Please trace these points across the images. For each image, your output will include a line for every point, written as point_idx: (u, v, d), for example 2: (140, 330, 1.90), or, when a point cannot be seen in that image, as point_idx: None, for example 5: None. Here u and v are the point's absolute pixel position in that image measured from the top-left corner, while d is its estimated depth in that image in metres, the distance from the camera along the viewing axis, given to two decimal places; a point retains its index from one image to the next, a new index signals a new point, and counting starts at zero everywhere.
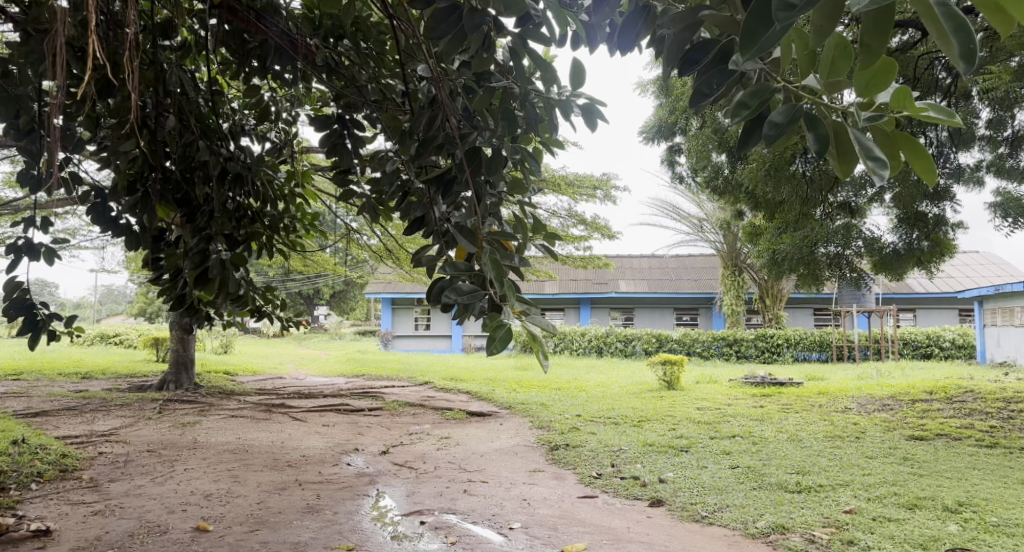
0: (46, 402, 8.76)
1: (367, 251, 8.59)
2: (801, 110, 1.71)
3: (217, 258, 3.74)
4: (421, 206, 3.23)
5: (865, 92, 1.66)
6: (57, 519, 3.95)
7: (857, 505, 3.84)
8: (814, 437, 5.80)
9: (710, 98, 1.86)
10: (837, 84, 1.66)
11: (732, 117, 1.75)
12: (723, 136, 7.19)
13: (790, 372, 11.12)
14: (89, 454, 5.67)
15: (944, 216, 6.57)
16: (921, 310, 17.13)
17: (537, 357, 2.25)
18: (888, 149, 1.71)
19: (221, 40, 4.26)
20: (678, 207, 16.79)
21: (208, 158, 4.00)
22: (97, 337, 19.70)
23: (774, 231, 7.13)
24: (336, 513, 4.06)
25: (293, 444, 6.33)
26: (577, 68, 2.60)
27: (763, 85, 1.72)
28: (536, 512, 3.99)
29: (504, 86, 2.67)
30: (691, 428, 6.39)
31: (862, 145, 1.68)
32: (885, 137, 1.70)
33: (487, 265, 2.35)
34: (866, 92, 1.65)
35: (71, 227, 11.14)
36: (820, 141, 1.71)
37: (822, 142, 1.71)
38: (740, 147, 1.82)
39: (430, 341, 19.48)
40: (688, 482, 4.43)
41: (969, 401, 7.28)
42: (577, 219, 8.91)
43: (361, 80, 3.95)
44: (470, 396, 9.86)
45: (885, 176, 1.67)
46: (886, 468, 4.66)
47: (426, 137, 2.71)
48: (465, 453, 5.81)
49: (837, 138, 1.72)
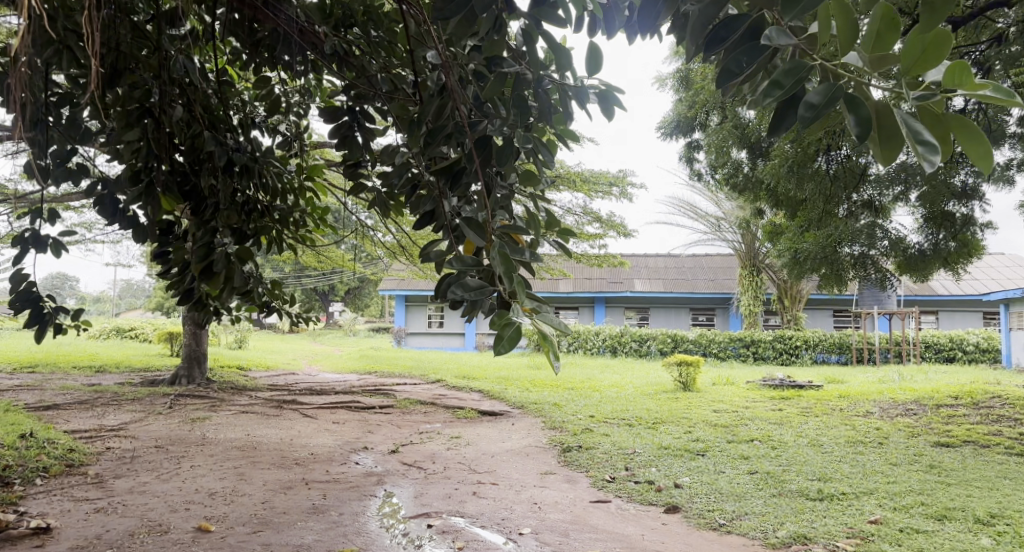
0: (58, 395, 8.73)
1: (380, 247, 8.49)
2: (839, 92, 1.57)
3: (221, 252, 3.60)
4: (431, 199, 3.10)
5: (913, 70, 1.52)
6: (58, 516, 3.86)
7: (882, 515, 3.69)
8: (836, 443, 5.63)
9: (739, 77, 1.73)
10: (884, 60, 1.53)
11: (763, 98, 1.60)
12: (744, 132, 7.03)
13: (808, 374, 10.92)
14: (96, 449, 5.60)
15: (972, 215, 6.38)
16: (943, 312, 16.82)
17: (548, 358, 2.12)
18: (939, 131, 1.57)
19: (229, 29, 4.15)
20: (695, 206, 16.59)
21: (215, 149, 3.86)
22: (113, 330, 19.77)
23: (796, 230, 6.96)
24: (342, 514, 3.96)
25: (301, 441, 6.23)
26: (594, 52, 2.46)
27: (798, 64, 1.57)
28: (548, 517, 3.86)
29: (517, 73, 2.51)
30: (708, 431, 6.24)
31: (910, 128, 1.54)
32: (935, 119, 1.56)
33: (495, 260, 2.21)
34: (914, 69, 1.52)
35: (86, 220, 11.13)
36: (861, 124, 1.57)
37: (864, 126, 1.57)
38: (772, 131, 1.67)
39: (443, 339, 19.40)
40: (705, 488, 4.29)
41: (996, 407, 7.07)
42: (592, 216, 8.77)
43: (371, 71, 3.78)
44: (483, 395, 9.75)
45: (936, 163, 1.53)
46: (912, 476, 4.50)
47: (435, 126, 2.56)
48: (476, 453, 5.69)
49: (880, 120, 1.57)
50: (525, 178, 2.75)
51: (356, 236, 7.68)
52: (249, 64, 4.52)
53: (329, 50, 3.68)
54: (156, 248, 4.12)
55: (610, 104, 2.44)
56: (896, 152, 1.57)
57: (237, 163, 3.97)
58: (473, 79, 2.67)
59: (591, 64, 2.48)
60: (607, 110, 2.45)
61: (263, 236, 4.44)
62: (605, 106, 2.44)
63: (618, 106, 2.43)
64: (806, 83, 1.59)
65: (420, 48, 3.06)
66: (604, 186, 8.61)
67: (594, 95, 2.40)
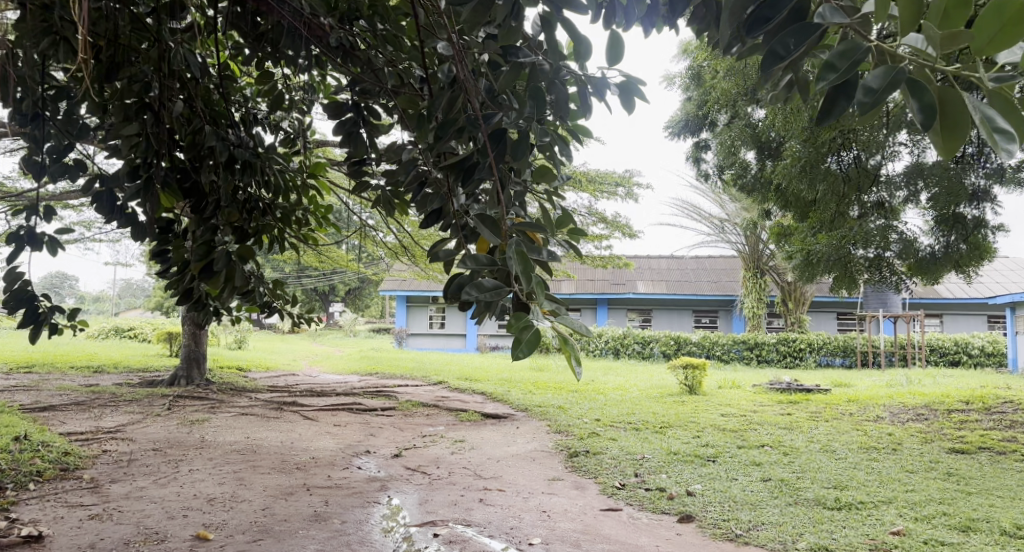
0: (55, 396, 8.61)
1: (382, 247, 8.37)
2: (901, 75, 1.47)
3: (222, 250, 3.48)
4: (439, 197, 3.00)
5: (986, 50, 1.44)
6: (51, 523, 3.74)
7: (904, 526, 3.58)
8: (848, 448, 5.52)
9: (786, 60, 1.61)
10: (954, 38, 1.42)
11: (817, 80, 1.51)
12: (755, 132, 6.91)
13: (814, 378, 10.80)
14: (92, 452, 5.48)
15: (984, 217, 6.20)
16: (948, 315, 16.72)
17: (569, 363, 2.00)
18: (1014, 116, 1.46)
19: (232, 22, 4.04)
20: (699, 207, 16.47)
21: (215, 144, 3.73)
22: (112, 330, 19.63)
23: (806, 231, 6.83)
24: (344, 522, 3.84)
25: (302, 445, 6.11)
26: (616, 42, 2.35)
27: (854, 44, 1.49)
28: (558, 526, 3.75)
29: (533, 63, 2.39)
30: (716, 436, 6.13)
31: (983, 114, 1.44)
32: (1008, 103, 1.46)
33: (512, 259, 2.08)
34: (988, 49, 1.44)
35: (85, 219, 11.01)
36: (925, 111, 1.48)
37: (928, 112, 1.48)
38: (820, 120, 1.56)
39: (444, 340, 19.28)
40: (718, 496, 4.18)
41: (1008, 412, 6.96)
42: (598, 217, 8.67)
43: (377, 64, 3.67)
44: (486, 397, 9.63)
45: (1013, 151, 1.44)
46: (930, 484, 4.38)
47: (445, 119, 2.44)
48: (481, 458, 5.56)
49: (946, 106, 1.47)
50: (538, 174, 2.60)
51: (359, 236, 7.57)
52: (252, 58, 4.42)
53: (334, 41, 3.56)
54: (155, 247, 3.97)
55: (630, 97, 2.31)
56: (963, 139, 1.46)
57: (239, 158, 3.85)
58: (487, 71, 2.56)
59: (612, 55, 2.36)
60: (628, 103, 2.31)
61: (264, 235, 4.32)
62: (625, 99, 2.31)
63: (640, 98, 2.30)
64: (863, 66, 1.49)
65: (430, 39, 2.93)
66: (610, 186, 8.49)
67: (613, 85, 2.27)
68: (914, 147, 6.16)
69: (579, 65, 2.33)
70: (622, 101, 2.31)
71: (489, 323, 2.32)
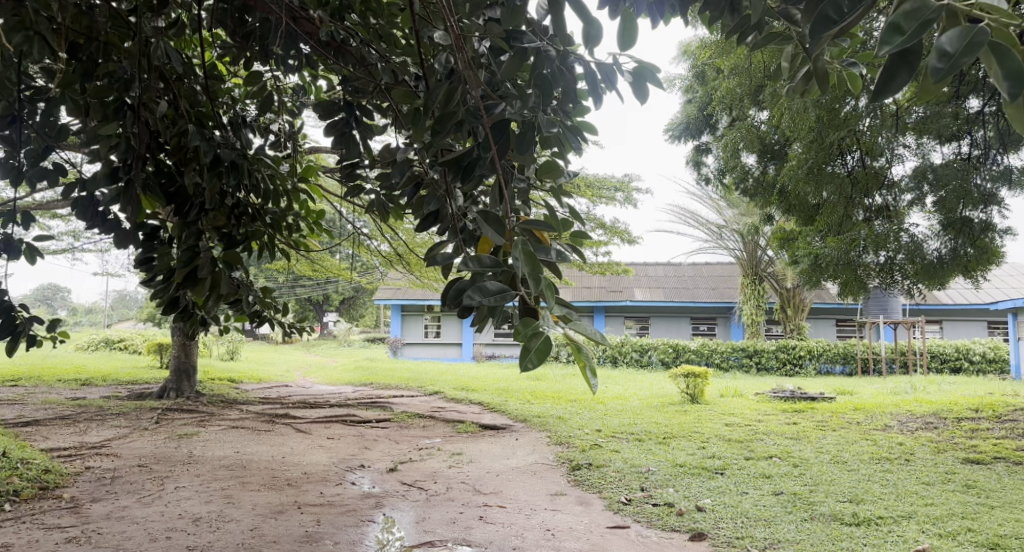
0: (40, 410, 8.36)
1: (377, 254, 8.18)
2: (981, 38, 1.40)
3: (207, 255, 3.28)
4: (435, 199, 2.82)
5: None
6: (25, 548, 3.53)
7: (929, 543, 3.39)
8: (860, 459, 5.33)
9: (840, 25, 1.59)
10: None
11: (884, 44, 1.43)
12: (759, 133, 6.65)
13: (817, 386, 10.61)
14: (75, 470, 5.26)
15: (993, 221, 5.92)
16: (947, 322, 16.58)
17: (583, 374, 1.82)
18: None
19: (218, 19, 3.84)
20: (697, 213, 16.31)
21: (199, 143, 3.50)
22: (102, 341, 19.33)
23: (812, 235, 6.65)
24: (337, 542, 3.64)
25: (294, 459, 5.90)
26: (630, 25, 2.17)
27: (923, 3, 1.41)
28: (563, 546, 3.55)
29: (537, 48, 2.19)
30: (722, 447, 5.94)
31: None
32: None
33: (519, 260, 1.91)
34: None
35: (73, 228, 10.81)
36: (1009, 77, 1.41)
37: (1013, 80, 1.41)
38: (879, 96, 1.47)
39: (439, 349, 19.04)
40: (730, 511, 3.99)
41: (1020, 420, 6.79)
42: (596, 223, 8.49)
43: (371, 60, 3.47)
44: (483, 407, 9.42)
45: None
46: (950, 497, 4.20)
47: (444, 113, 2.27)
48: (479, 472, 5.35)
49: None
50: (545, 169, 2.37)
51: (352, 243, 7.38)
52: (240, 58, 4.25)
53: (325, 37, 3.38)
54: (139, 255, 3.76)
55: (641, 84, 2.13)
56: None
57: (226, 160, 3.66)
58: (487, 61, 2.44)
59: (624, 41, 2.19)
60: (638, 92, 2.13)
61: (253, 242, 4.10)
62: (635, 86, 2.13)
63: (653, 85, 2.11)
64: (934, 29, 1.42)
65: (428, 30, 2.75)
66: (608, 191, 8.32)
67: (622, 72, 2.10)
68: (919, 150, 6.00)
69: (587, 49, 2.15)
70: (633, 88, 2.13)
71: (494, 330, 2.15)
